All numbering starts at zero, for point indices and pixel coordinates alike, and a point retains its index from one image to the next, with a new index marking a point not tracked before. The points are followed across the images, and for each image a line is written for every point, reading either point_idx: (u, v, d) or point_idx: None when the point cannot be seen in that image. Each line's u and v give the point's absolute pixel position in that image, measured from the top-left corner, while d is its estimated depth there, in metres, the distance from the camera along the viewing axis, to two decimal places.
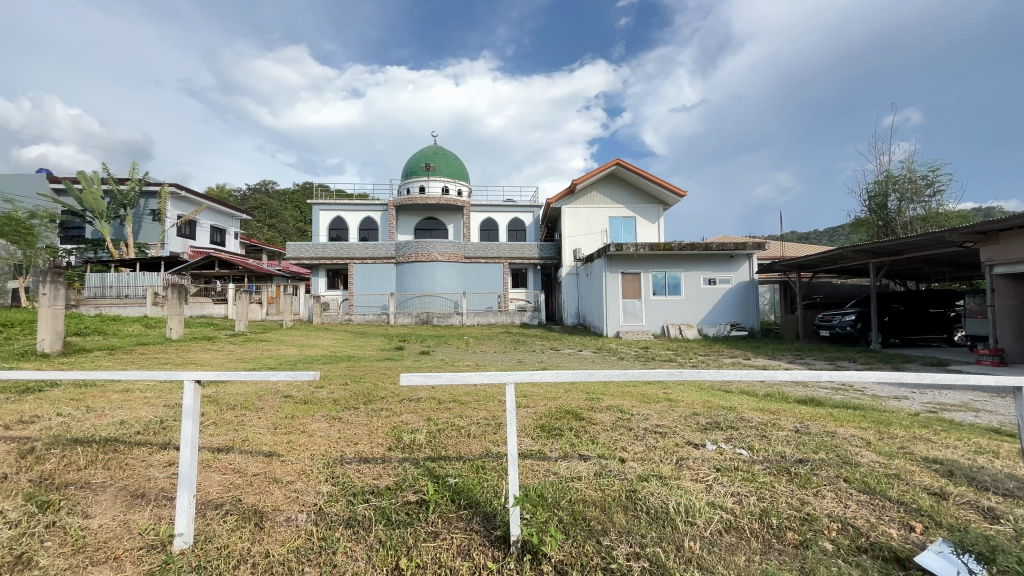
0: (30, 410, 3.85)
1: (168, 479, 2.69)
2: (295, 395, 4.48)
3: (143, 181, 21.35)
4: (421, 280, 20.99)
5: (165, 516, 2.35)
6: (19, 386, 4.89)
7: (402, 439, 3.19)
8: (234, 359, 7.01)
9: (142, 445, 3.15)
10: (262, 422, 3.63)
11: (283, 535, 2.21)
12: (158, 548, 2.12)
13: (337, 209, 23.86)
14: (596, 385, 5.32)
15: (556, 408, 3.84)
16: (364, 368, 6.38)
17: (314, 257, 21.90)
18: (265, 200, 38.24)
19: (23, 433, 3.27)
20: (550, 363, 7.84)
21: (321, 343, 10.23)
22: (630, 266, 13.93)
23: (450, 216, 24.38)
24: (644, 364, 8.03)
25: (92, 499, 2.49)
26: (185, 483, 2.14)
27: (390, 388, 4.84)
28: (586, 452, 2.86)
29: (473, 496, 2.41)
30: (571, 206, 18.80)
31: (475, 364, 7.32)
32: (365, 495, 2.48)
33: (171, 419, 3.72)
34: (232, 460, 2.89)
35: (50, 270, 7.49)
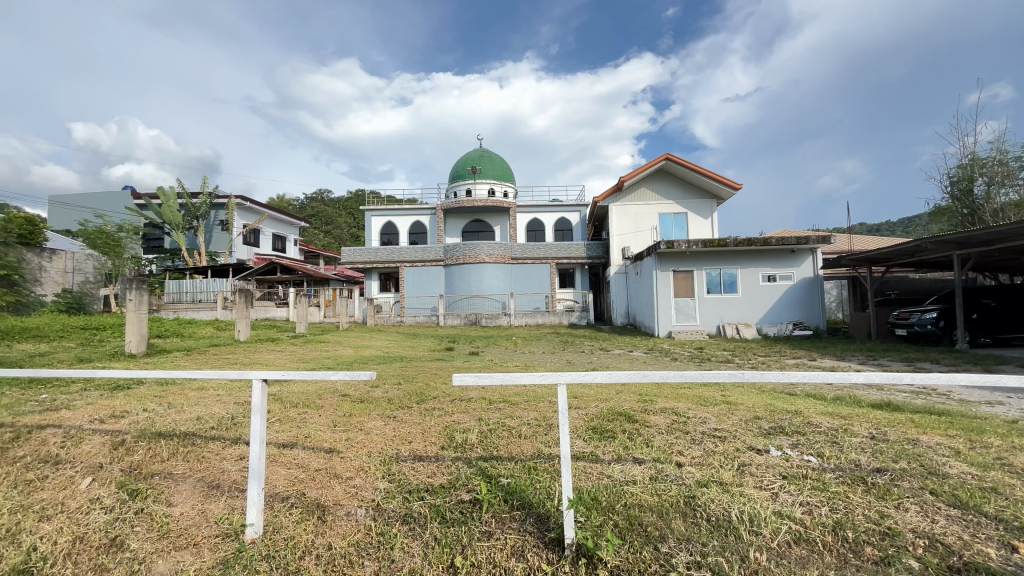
0: (121, 405, 4.23)
1: (239, 471, 2.87)
2: (352, 394, 4.66)
3: (213, 194, 22.97)
4: (469, 282, 21.29)
5: (237, 507, 2.51)
6: (112, 383, 5.39)
7: (455, 439, 3.23)
8: (296, 360, 7.39)
9: (215, 440, 3.36)
10: (323, 420, 3.79)
11: (344, 529, 2.29)
12: (232, 536, 2.27)
13: (388, 214, 24.68)
14: (649, 386, 5.19)
15: (608, 410, 3.77)
16: (416, 368, 6.56)
17: (367, 261, 22.74)
18: (322, 208, 40.29)
19: (115, 426, 3.60)
20: (600, 364, 7.74)
21: (376, 344, 10.70)
22: (683, 264, 13.46)
23: (497, 217, 24.56)
24: (698, 365, 7.78)
25: (174, 489, 2.68)
26: (256, 476, 2.27)
27: (442, 388, 4.93)
28: (641, 455, 2.79)
29: (527, 497, 2.40)
30: (619, 204, 18.42)
31: (524, 364, 7.38)
32: (421, 492, 2.53)
33: (241, 415, 3.96)
34: (296, 456, 3.05)
35: (136, 278, 8.22)
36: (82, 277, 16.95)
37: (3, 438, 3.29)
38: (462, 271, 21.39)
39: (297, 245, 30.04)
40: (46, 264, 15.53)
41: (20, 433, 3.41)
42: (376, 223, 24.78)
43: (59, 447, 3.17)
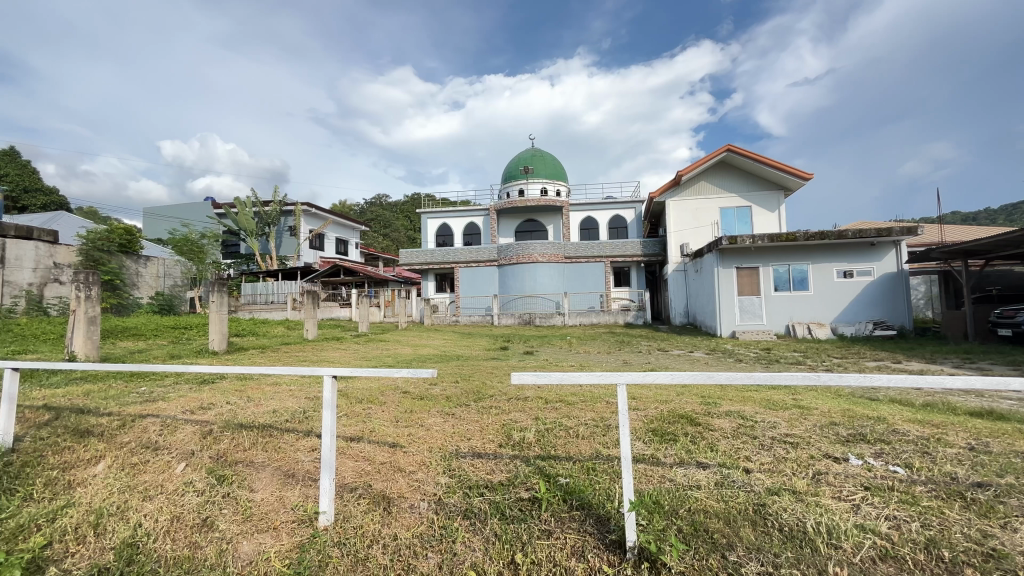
0: (208, 398, 4.62)
1: (312, 462, 3.06)
2: (412, 392, 4.83)
3: (282, 202, 24.55)
4: (523, 282, 21.38)
5: (311, 495, 2.67)
6: (200, 378, 5.91)
7: (513, 437, 3.26)
8: (360, 357, 7.77)
9: (290, 432, 3.60)
10: (386, 416, 3.95)
11: (409, 521, 2.38)
12: (307, 522, 2.42)
13: (443, 216, 25.31)
14: (713, 388, 4.98)
15: (669, 412, 3.66)
16: (472, 367, 6.67)
17: (424, 263, 23.44)
18: (381, 213, 41.96)
19: (204, 417, 3.94)
20: (658, 365, 7.51)
21: (433, 343, 10.99)
22: (747, 260, 12.79)
23: (550, 216, 24.47)
24: (765, 367, 7.36)
25: (254, 476, 2.89)
26: (327, 466, 2.41)
27: (499, 387, 4.99)
28: (705, 459, 2.69)
29: (587, 497, 2.38)
30: (677, 198, 17.81)
31: (580, 364, 7.32)
32: (481, 489, 2.58)
33: (312, 410, 4.20)
34: (362, 449, 3.20)
35: (218, 281, 8.95)
36: (171, 281, 18.51)
37: (112, 425, 3.70)
38: (515, 271, 21.53)
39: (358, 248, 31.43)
40: (141, 269, 17.09)
41: (125, 421, 3.81)
42: (431, 225, 25.51)
43: (158, 435, 3.52)
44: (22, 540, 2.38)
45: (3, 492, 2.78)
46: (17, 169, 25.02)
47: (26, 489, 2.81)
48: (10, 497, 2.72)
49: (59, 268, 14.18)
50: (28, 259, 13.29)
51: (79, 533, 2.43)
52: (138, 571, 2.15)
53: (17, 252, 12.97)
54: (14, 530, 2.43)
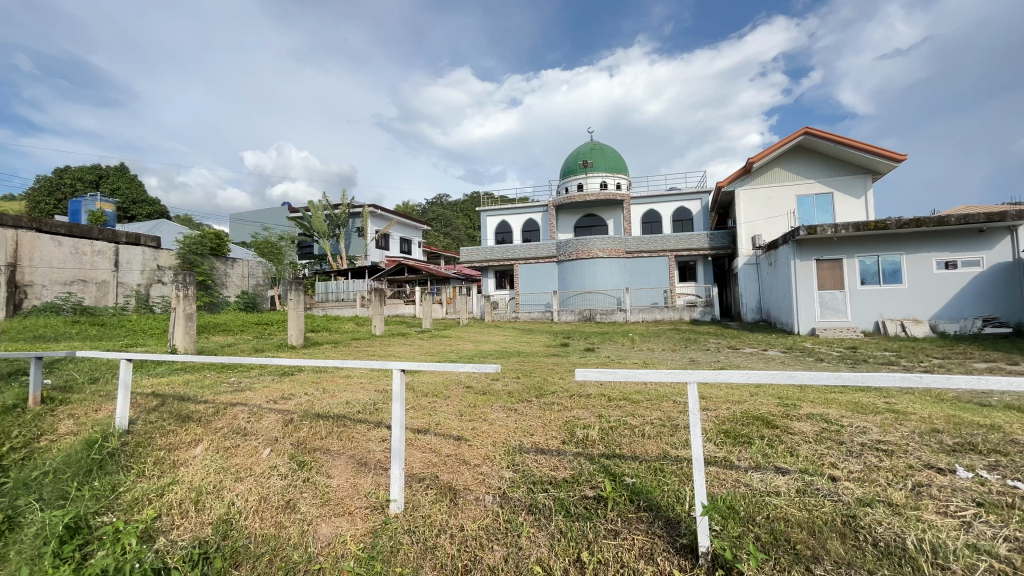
0: (289, 389, 4.98)
1: (383, 452, 3.20)
2: (475, 386, 4.91)
3: (350, 204, 25.85)
4: (582, 278, 21.12)
5: (382, 483, 2.79)
6: (282, 370, 6.38)
7: (576, 434, 3.23)
8: (424, 352, 8.02)
9: (362, 422, 3.78)
10: (450, 409, 4.06)
11: (474, 513, 2.42)
12: (379, 509, 2.53)
13: (502, 214, 25.56)
14: (790, 389, 4.65)
15: (742, 413, 3.46)
16: (533, 363, 6.68)
17: (484, 260, 23.83)
18: (441, 212, 43.03)
19: (285, 406, 4.25)
20: (729, 363, 7.12)
21: (494, 339, 11.11)
22: (829, 252, 11.83)
23: (609, 211, 23.97)
24: (851, 366, 6.78)
25: (332, 463, 3.07)
26: (397, 457, 2.50)
27: (561, 383, 4.97)
28: (785, 465, 2.51)
29: (654, 499, 2.31)
30: (747, 187, 16.83)
31: (643, 362, 7.10)
32: (545, 485, 2.57)
33: (381, 401, 4.40)
34: (429, 441, 3.29)
35: (295, 280, 9.60)
36: (254, 281, 20.04)
37: (208, 412, 4.07)
38: (574, 267, 21.34)
39: (421, 247, 32.48)
40: (228, 271, 18.67)
41: (219, 408, 4.19)
42: (491, 222, 25.85)
43: (246, 421, 3.83)
44: (137, 511, 2.70)
45: (122, 468, 3.14)
46: (127, 183, 28.20)
47: (140, 466, 3.16)
48: (127, 473, 3.08)
49: (162, 270, 15.83)
50: (137, 263, 14.93)
51: (182, 508, 2.70)
52: (231, 546, 2.37)
53: (127, 257, 14.61)
54: (131, 502, 2.76)
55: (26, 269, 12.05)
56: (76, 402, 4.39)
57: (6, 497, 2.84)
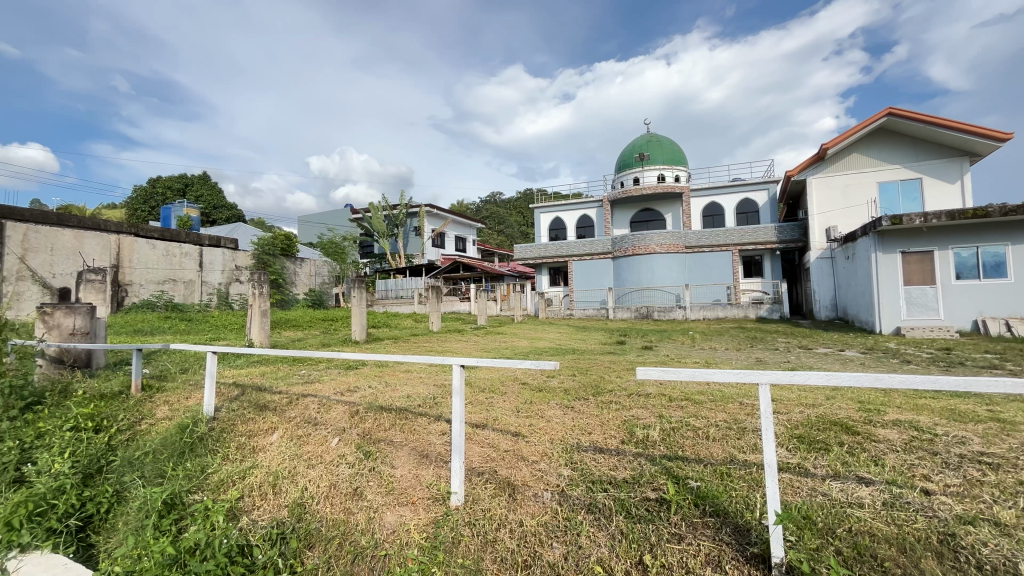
0: (354, 382, 5.23)
1: (443, 445, 3.28)
2: (531, 383, 4.94)
3: (408, 205, 26.71)
4: (639, 274, 20.58)
5: (442, 476, 2.87)
6: (347, 364, 6.72)
7: (635, 434, 3.16)
8: (480, 349, 8.15)
9: (422, 415, 3.90)
10: (507, 405, 4.09)
11: (533, 509, 2.43)
12: (440, 500, 2.60)
13: (556, 210, 25.44)
14: (872, 394, 4.28)
15: (818, 417, 3.23)
16: (589, 361, 6.58)
17: (538, 258, 23.86)
18: (495, 210, 43.41)
19: (352, 398, 4.47)
20: (802, 364, 6.67)
21: (549, 336, 11.08)
22: (917, 244, 10.80)
23: (667, 204, 23.18)
24: (944, 369, 6.16)
25: (395, 454, 3.19)
26: (457, 450, 2.56)
27: (618, 382, 4.87)
28: (868, 474, 2.32)
29: (721, 504, 2.22)
30: (820, 176, 15.75)
31: (705, 361, 6.82)
32: (604, 484, 2.53)
33: (441, 396, 4.53)
34: (487, 436, 3.34)
35: (357, 278, 10.06)
36: (320, 279, 21.18)
37: (283, 401, 4.36)
38: (631, 263, 20.84)
39: (475, 245, 32.99)
40: (297, 270, 19.79)
41: (293, 398, 4.48)
42: (544, 219, 25.86)
43: (316, 412, 4.06)
44: (223, 491, 2.94)
45: (209, 451, 3.44)
46: (209, 190, 30.69)
47: (224, 451, 3.44)
48: (214, 457, 3.36)
49: (239, 270, 17.12)
50: (218, 263, 16.24)
51: (262, 491, 2.91)
52: (306, 528, 2.53)
53: (209, 258, 15.92)
54: (218, 483, 3.01)
55: (127, 270, 13.45)
56: (171, 390, 4.85)
57: (115, 473, 3.21)
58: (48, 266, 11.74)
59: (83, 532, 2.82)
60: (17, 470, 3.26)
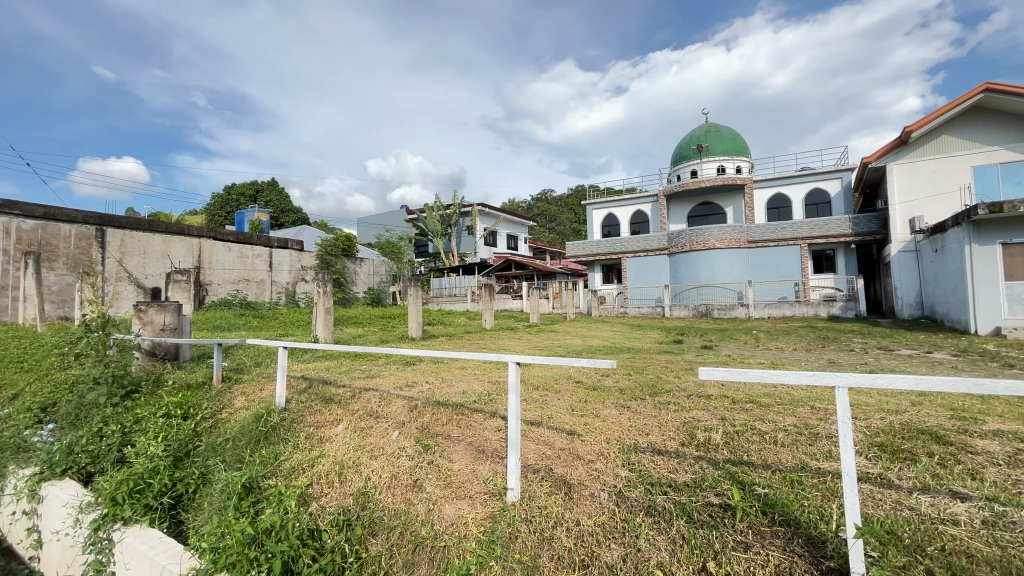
0: (412, 377, 5.39)
1: (499, 441, 3.32)
2: (586, 382, 4.89)
3: (460, 204, 27.21)
4: (697, 270, 19.81)
5: (499, 471, 2.90)
6: (405, 359, 6.96)
7: (696, 436, 3.04)
8: (533, 347, 8.18)
9: (478, 411, 3.96)
10: (562, 404, 4.07)
11: (590, 509, 2.41)
12: (497, 496, 2.63)
13: (609, 206, 25.02)
14: (968, 400, 3.87)
15: (903, 425, 2.97)
16: (645, 360, 6.39)
17: (591, 255, 23.58)
18: (546, 207, 43.25)
19: (410, 393, 4.61)
20: (881, 367, 6.15)
21: (602, 335, 10.92)
22: (1020, 233, 9.66)
23: (728, 197, 22.13)
24: None
25: (452, 448, 3.27)
26: (514, 446, 2.57)
27: (676, 382, 4.71)
28: (963, 489, 2.11)
29: (791, 513, 2.10)
30: (903, 161, 14.44)
31: (771, 362, 6.46)
32: (664, 487, 2.46)
33: (495, 392, 4.58)
34: (542, 434, 3.34)
35: (413, 278, 10.37)
36: (378, 278, 22.01)
37: (347, 395, 4.58)
38: (688, 259, 20.10)
39: (527, 243, 33.05)
40: (357, 269, 20.66)
41: (356, 392, 4.69)
42: (597, 216, 25.56)
43: (378, 405, 4.24)
44: (295, 478, 3.14)
45: (282, 439, 3.68)
46: (277, 195, 32.75)
47: (295, 440, 3.66)
48: (287, 445, 3.59)
49: (305, 270, 18.16)
50: (285, 264, 17.32)
51: (329, 478, 3.08)
52: (369, 516, 2.65)
53: (278, 259, 17.00)
54: (290, 469, 3.21)
55: (207, 270, 14.65)
56: (247, 381, 5.23)
57: (201, 457, 3.52)
58: (141, 268, 13.02)
59: (174, 508, 3.11)
60: (119, 451, 3.63)
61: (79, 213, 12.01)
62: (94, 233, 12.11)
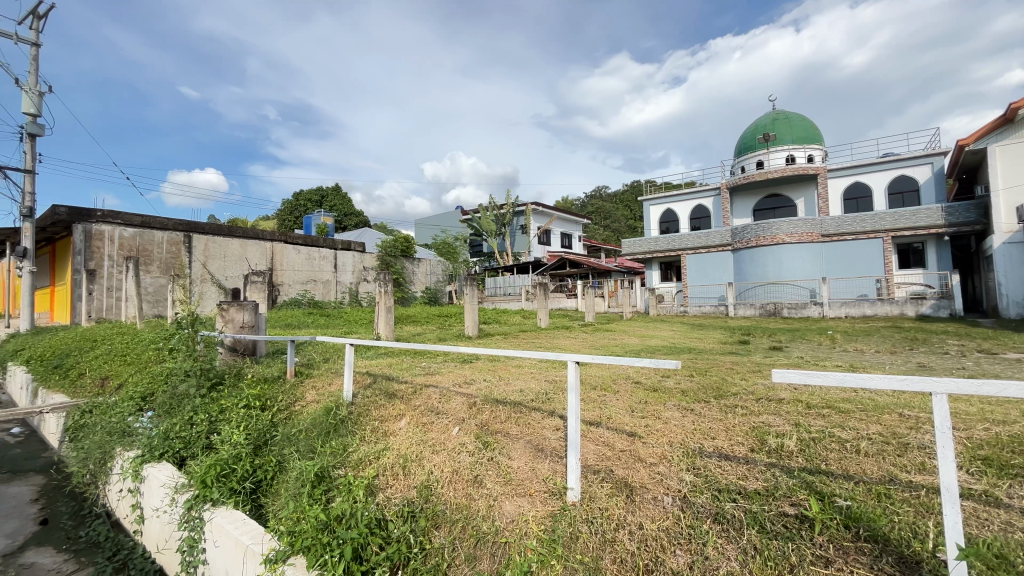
0: (470, 375, 5.50)
1: (558, 440, 3.31)
2: (645, 382, 4.76)
3: (514, 204, 27.39)
4: (764, 267, 18.76)
5: (558, 470, 2.89)
6: (463, 357, 7.11)
7: (768, 442, 2.88)
8: (589, 346, 8.08)
9: (536, 410, 3.97)
10: (621, 404, 3.99)
11: (653, 512, 2.35)
12: (557, 495, 2.62)
13: (667, 201, 24.24)
14: None
15: (1013, 437, 2.66)
16: (708, 362, 6.16)
17: (648, 252, 22.97)
18: (601, 204, 42.47)
19: (470, 390, 4.71)
20: (983, 372, 5.52)
21: (662, 334, 10.60)
22: None
23: (798, 188, 20.75)
24: None
25: (512, 445, 3.30)
26: (573, 446, 2.56)
27: (743, 385, 4.49)
28: None
29: (879, 528, 1.94)
30: (1008, 142, 12.96)
31: (850, 365, 5.99)
32: (732, 494, 2.35)
33: (553, 391, 4.57)
34: (602, 434, 3.30)
35: (469, 277, 10.54)
36: (435, 278, 22.60)
37: (409, 390, 4.75)
38: (753, 255, 19.07)
39: (581, 241, 32.69)
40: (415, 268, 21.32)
41: (417, 388, 4.85)
42: (654, 212, 24.84)
43: (438, 401, 4.36)
44: (362, 469, 3.29)
45: (349, 431, 3.87)
46: (340, 200, 34.45)
47: (362, 432, 3.84)
48: (354, 437, 3.77)
49: (367, 270, 18.99)
50: (349, 265, 18.22)
51: (394, 471, 3.20)
52: (432, 509, 2.73)
53: (342, 260, 17.93)
54: (358, 460, 3.38)
55: (280, 272, 15.71)
56: (317, 376, 5.56)
57: (278, 446, 3.78)
58: (222, 270, 14.18)
59: (256, 492, 3.36)
60: (207, 438, 3.98)
61: (170, 221, 13.17)
62: (182, 239, 13.35)
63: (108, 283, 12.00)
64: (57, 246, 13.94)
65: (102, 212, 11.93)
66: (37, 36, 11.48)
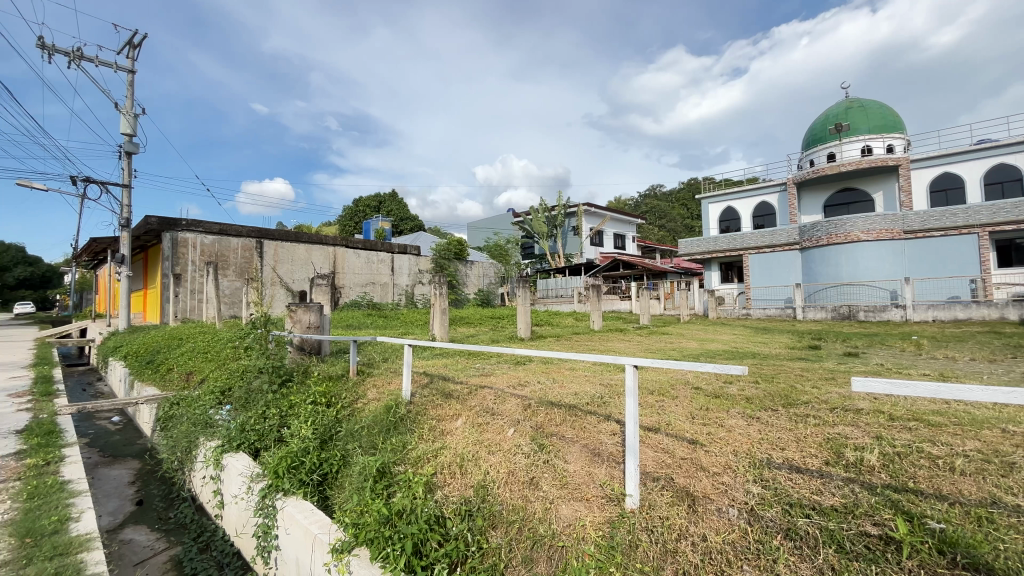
0: (523, 377, 5.51)
1: (615, 445, 3.25)
2: (705, 388, 4.58)
3: (566, 205, 27.22)
4: (836, 267, 17.51)
5: (616, 476, 2.84)
6: (516, 359, 7.18)
7: (845, 456, 2.68)
8: (645, 349, 7.87)
9: (592, 413, 3.92)
10: (681, 410, 3.86)
11: (717, 524, 2.25)
12: (615, 501, 2.57)
13: (727, 199, 23.23)
14: None
15: None
16: (775, 367, 5.82)
17: (707, 252, 22.10)
18: (655, 203, 41.32)
19: (524, 392, 4.73)
20: None
21: (723, 338, 10.15)
22: None
23: (875, 181, 19.19)
24: None
25: (567, 449, 3.27)
26: (631, 452, 2.49)
27: (814, 393, 4.21)
28: None
29: (980, 556, 1.75)
30: None
31: (938, 374, 5.46)
32: (806, 509, 2.20)
33: (608, 395, 4.49)
34: (661, 440, 3.21)
35: (522, 278, 10.60)
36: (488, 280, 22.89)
37: (464, 391, 4.84)
38: (824, 254, 17.86)
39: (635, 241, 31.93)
40: (468, 271, 21.69)
41: (472, 389, 4.93)
42: (713, 210, 23.86)
43: (493, 403, 4.41)
44: (421, 466, 3.39)
45: (408, 429, 4.00)
46: (397, 205, 35.70)
47: (419, 430, 3.95)
48: (413, 435, 3.88)
49: (422, 273, 19.56)
50: (405, 268, 18.84)
51: (452, 469, 3.27)
52: (489, 509, 2.76)
53: (399, 263, 18.57)
54: (417, 458, 3.48)
55: (342, 275, 16.52)
56: (377, 375, 5.79)
57: (342, 440, 3.97)
58: (290, 273, 15.12)
59: (323, 484, 3.54)
60: (278, 431, 4.25)
61: (244, 228, 14.19)
62: (255, 244, 14.37)
63: (192, 286, 13.11)
64: (149, 252, 15.40)
65: (187, 221, 13.04)
66: (133, 63, 12.79)
